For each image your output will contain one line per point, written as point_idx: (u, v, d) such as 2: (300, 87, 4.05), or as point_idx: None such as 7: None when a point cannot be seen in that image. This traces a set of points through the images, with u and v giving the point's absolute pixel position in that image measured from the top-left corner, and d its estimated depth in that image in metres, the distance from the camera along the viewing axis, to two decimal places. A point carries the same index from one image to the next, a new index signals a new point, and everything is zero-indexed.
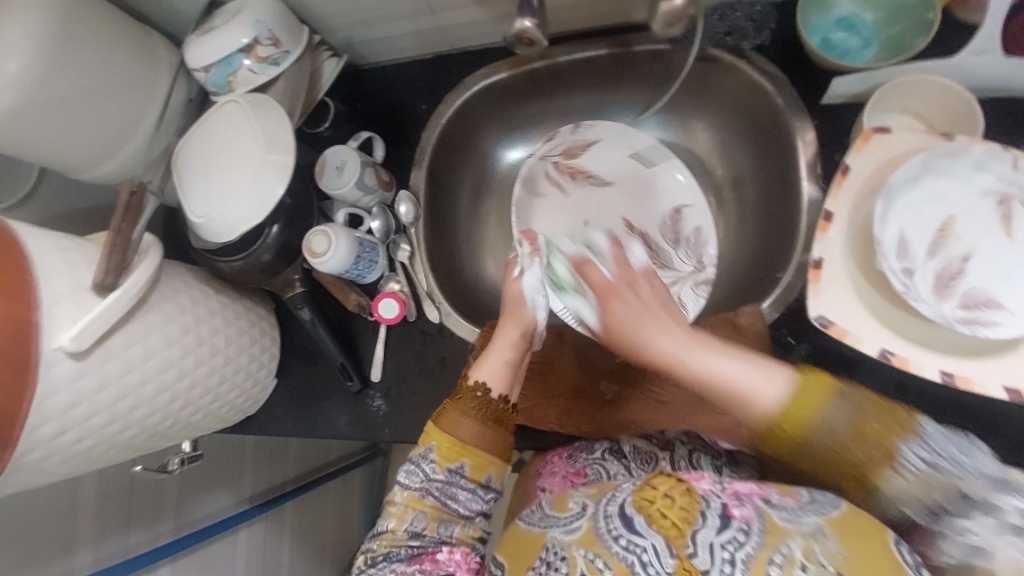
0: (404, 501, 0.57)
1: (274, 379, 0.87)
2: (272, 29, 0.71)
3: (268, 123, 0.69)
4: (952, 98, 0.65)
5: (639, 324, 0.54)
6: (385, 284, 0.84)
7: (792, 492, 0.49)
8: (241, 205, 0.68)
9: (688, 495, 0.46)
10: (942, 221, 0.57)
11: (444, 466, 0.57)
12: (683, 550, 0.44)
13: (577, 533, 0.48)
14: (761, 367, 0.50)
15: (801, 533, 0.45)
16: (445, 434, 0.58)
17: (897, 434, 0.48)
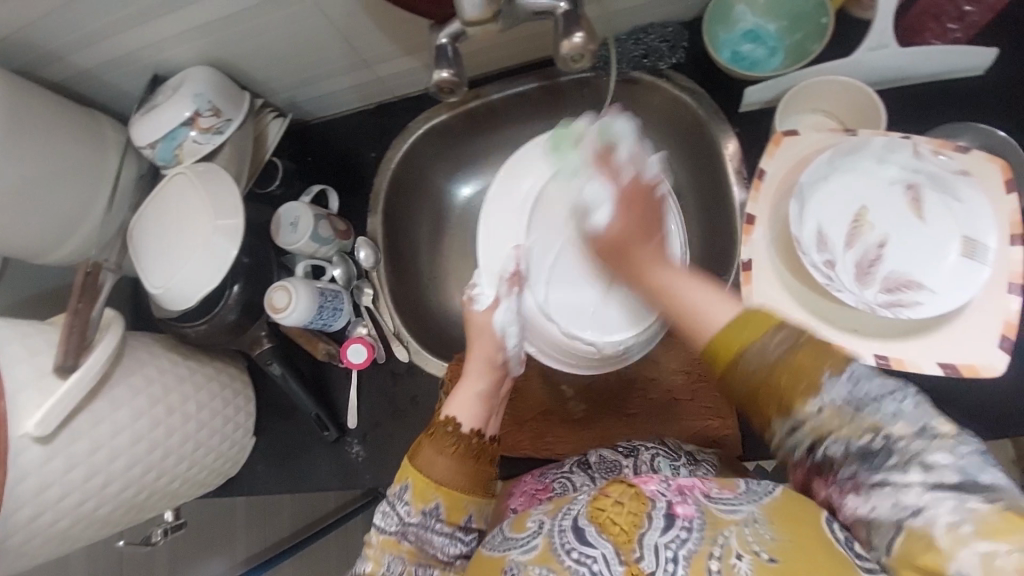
0: (379, 543, 0.58)
1: (251, 437, 0.87)
2: (210, 100, 0.74)
3: (217, 191, 0.72)
4: (862, 96, 0.69)
5: (677, 283, 0.56)
6: (352, 330, 0.86)
7: (730, 483, 0.50)
8: (197, 269, 0.70)
9: (636, 500, 0.45)
10: (855, 212, 0.61)
11: (420, 507, 0.58)
12: (631, 554, 0.44)
13: (535, 552, 0.49)
14: (720, 299, 0.52)
15: (737, 522, 0.45)
16: (420, 474, 0.58)
17: (824, 369, 0.45)
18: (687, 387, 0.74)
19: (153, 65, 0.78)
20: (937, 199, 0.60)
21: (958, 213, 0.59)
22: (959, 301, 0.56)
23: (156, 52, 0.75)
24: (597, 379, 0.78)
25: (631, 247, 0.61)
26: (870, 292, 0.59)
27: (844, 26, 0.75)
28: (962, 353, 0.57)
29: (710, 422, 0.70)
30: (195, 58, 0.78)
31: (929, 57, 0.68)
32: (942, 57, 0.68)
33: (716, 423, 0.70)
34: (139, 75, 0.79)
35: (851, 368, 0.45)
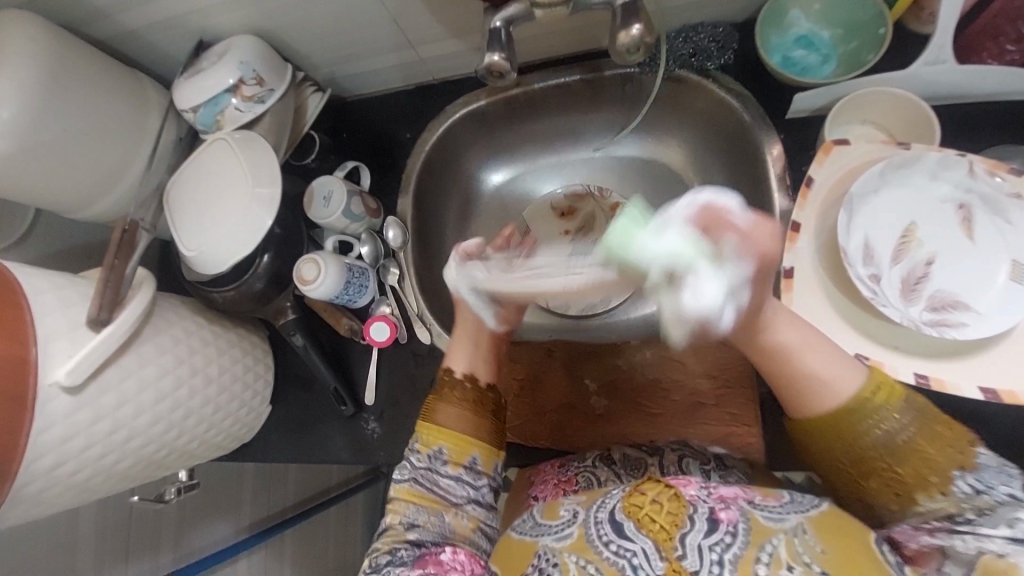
0: (396, 495, 0.60)
1: (268, 406, 0.88)
2: (255, 70, 0.74)
3: (256, 159, 0.72)
4: (915, 110, 0.68)
5: (804, 352, 0.53)
6: (375, 308, 0.86)
7: (774, 493, 0.50)
8: (230, 233, 0.71)
9: (675, 500, 0.47)
10: (904, 228, 0.60)
11: (428, 451, 0.62)
12: (672, 553, 0.45)
13: (570, 540, 0.50)
14: (840, 361, 0.53)
15: (785, 531, 0.46)
16: (427, 420, 0.64)
17: (951, 459, 0.50)
18: (712, 391, 0.73)
19: (199, 29, 0.78)
20: (990, 220, 0.59)
21: (1012, 235, 0.57)
22: (1006, 327, 0.55)
23: (204, 17, 0.75)
24: (622, 375, 0.78)
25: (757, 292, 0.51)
26: (915, 310, 0.58)
27: (900, 38, 0.73)
28: (1004, 380, 0.56)
29: (732, 429, 0.70)
30: (241, 26, 0.78)
31: (987, 77, 0.67)
32: (1002, 77, 0.67)
33: (739, 431, 0.69)
34: (185, 39, 0.80)
35: (980, 454, 0.50)
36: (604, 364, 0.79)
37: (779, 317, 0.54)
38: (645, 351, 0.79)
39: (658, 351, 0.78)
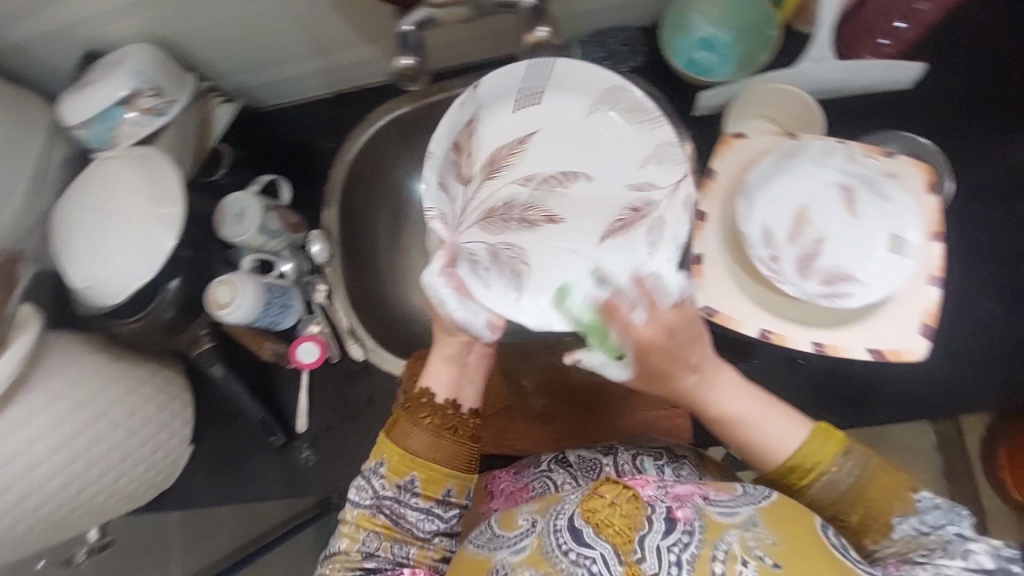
0: (354, 518, 0.56)
1: (189, 445, 0.81)
2: (153, 80, 0.68)
3: (156, 178, 0.66)
4: (800, 104, 0.73)
5: (722, 386, 0.52)
6: (303, 329, 0.82)
7: (727, 487, 0.51)
8: (131, 261, 0.65)
9: (632, 502, 0.45)
10: (798, 209, 0.64)
11: (394, 480, 0.55)
12: (630, 556, 0.44)
13: (526, 552, 0.48)
14: (778, 415, 0.52)
15: (738, 525, 0.47)
16: (395, 447, 0.55)
17: (895, 503, 0.50)
18: None
19: (86, 39, 0.71)
20: (872, 201, 0.63)
21: (889, 211, 0.62)
22: (885, 294, 0.60)
23: (91, 26, 0.70)
24: (558, 372, 0.78)
25: (685, 352, 0.49)
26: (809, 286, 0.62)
27: (789, 38, 0.79)
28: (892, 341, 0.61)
29: (666, 414, 0.71)
30: (135, 33, 0.72)
31: (864, 71, 0.73)
32: (875, 72, 0.74)
33: (672, 415, 0.71)
34: (70, 48, 0.72)
35: (921, 497, 0.50)
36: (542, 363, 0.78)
37: (717, 391, 0.52)
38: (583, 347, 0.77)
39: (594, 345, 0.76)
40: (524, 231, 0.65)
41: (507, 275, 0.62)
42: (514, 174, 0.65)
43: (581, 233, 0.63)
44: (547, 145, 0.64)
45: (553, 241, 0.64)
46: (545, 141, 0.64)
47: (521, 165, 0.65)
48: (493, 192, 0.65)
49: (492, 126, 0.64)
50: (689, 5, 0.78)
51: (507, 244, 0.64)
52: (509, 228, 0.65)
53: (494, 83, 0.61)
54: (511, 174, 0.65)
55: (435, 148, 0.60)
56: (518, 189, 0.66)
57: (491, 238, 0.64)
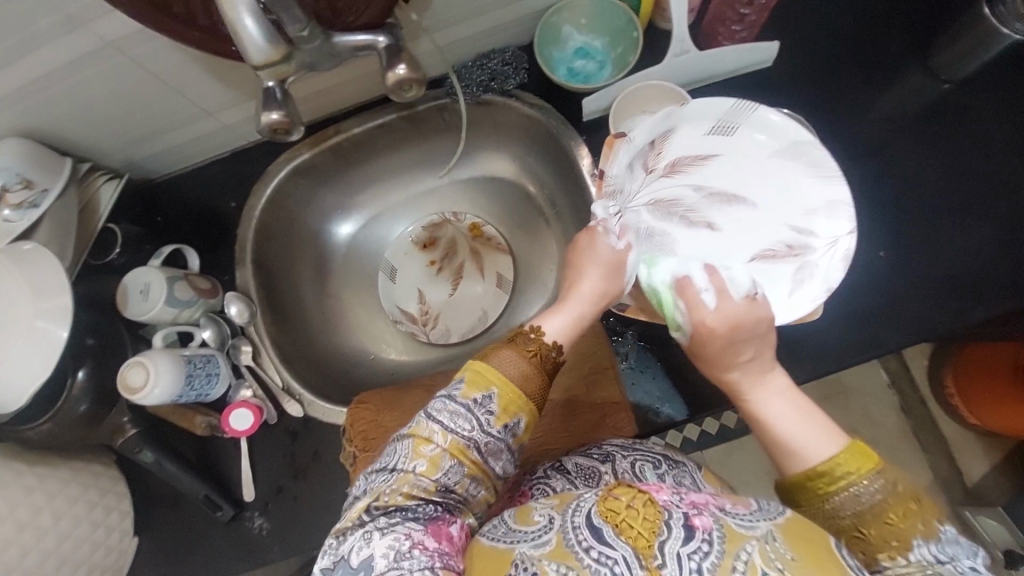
0: (445, 444, 0.49)
1: (133, 537, 0.77)
2: (19, 173, 0.66)
3: (37, 273, 0.64)
4: (670, 91, 0.78)
5: (770, 398, 0.51)
6: (235, 394, 0.80)
7: (743, 500, 0.48)
8: (18, 363, 0.61)
9: (649, 506, 0.46)
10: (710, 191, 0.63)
11: (503, 421, 0.51)
12: (651, 562, 0.43)
13: (548, 547, 0.46)
14: (812, 428, 0.48)
15: (757, 538, 0.44)
16: (510, 386, 0.51)
17: (916, 527, 0.44)
18: (585, 381, 0.76)
19: None
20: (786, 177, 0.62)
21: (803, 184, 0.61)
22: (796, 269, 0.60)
23: None
24: None
25: (734, 349, 0.51)
26: (789, 300, 0.59)
27: (653, 35, 0.84)
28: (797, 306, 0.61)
29: (605, 412, 0.73)
30: None
31: (722, 56, 0.79)
32: (733, 54, 0.79)
33: (611, 412, 0.73)
34: None
35: (945, 531, 0.44)
36: None
37: (762, 388, 0.52)
38: None
39: None
40: (684, 229, 0.64)
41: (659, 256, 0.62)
42: (689, 181, 0.65)
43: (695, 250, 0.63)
44: (729, 165, 0.64)
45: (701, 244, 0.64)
46: (727, 165, 0.64)
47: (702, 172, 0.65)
48: (668, 187, 0.66)
49: (687, 135, 0.64)
50: (558, 19, 0.83)
51: (664, 232, 0.64)
52: (672, 222, 0.65)
53: (705, 107, 0.63)
54: (687, 179, 0.65)
55: (636, 135, 0.64)
56: (687, 193, 0.66)
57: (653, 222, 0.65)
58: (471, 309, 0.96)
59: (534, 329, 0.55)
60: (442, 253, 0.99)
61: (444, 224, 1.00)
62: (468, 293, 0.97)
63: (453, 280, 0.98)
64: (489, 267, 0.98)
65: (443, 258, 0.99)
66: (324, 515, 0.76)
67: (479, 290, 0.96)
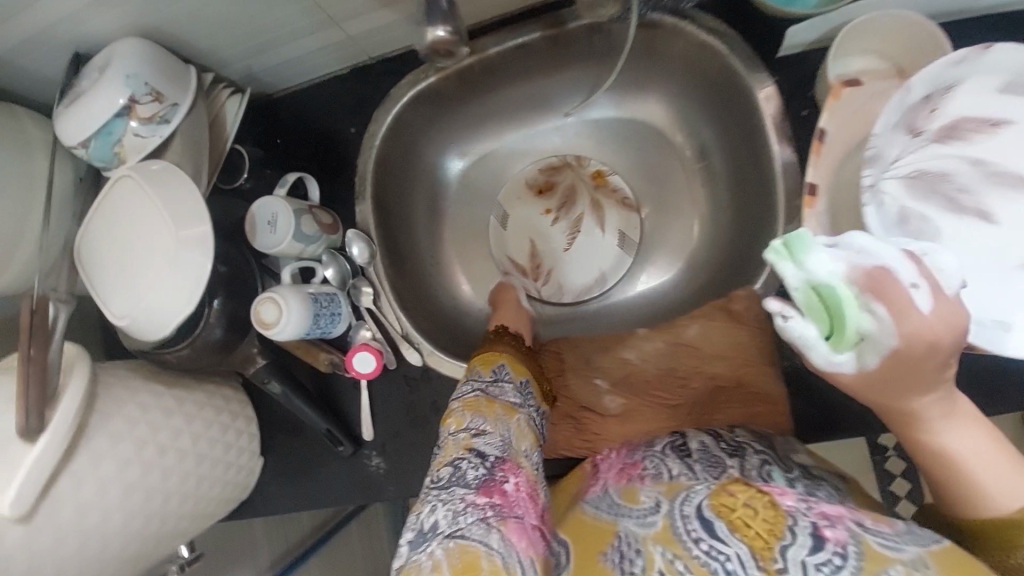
0: (462, 407, 0.59)
1: (260, 458, 0.79)
2: (148, 82, 0.60)
3: (173, 198, 0.60)
4: (918, 30, 0.60)
5: (954, 433, 0.42)
6: (355, 335, 0.78)
7: (887, 519, 0.44)
8: (162, 294, 0.59)
9: (771, 508, 0.42)
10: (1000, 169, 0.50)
11: (489, 369, 0.64)
12: (771, 563, 0.39)
13: (654, 529, 0.46)
14: (1004, 471, 0.41)
15: (904, 562, 0.39)
16: (493, 352, 0.68)
17: None
18: (733, 372, 0.70)
19: (68, 42, 0.62)
20: None
21: None
22: None
23: (68, 27, 0.60)
24: (633, 368, 0.74)
25: (913, 384, 0.40)
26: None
27: None
28: None
29: (757, 410, 0.65)
30: (122, 29, 0.62)
31: None
32: None
33: (764, 410, 0.65)
34: (57, 57, 0.64)
35: None
36: (614, 359, 0.75)
37: (944, 423, 0.42)
38: (658, 339, 0.74)
39: (670, 338, 0.74)
40: (951, 216, 0.51)
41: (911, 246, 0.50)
42: (964, 152, 0.51)
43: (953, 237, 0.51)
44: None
45: (964, 234, 0.51)
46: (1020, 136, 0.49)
47: (984, 140, 0.50)
48: (935, 156, 0.51)
49: (972, 92, 0.49)
50: None
51: (924, 215, 0.51)
52: (936, 204, 0.52)
53: (1011, 55, 0.47)
54: (964, 150, 0.51)
55: (916, 86, 0.48)
56: (959, 164, 0.51)
57: (911, 203, 0.51)
58: (588, 266, 0.86)
59: (500, 326, 0.74)
60: (560, 200, 0.87)
61: (563, 167, 0.88)
62: (586, 249, 0.86)
63: (572, 231, 0.86)
64: (612, 223, 0.86)
65: (560, 206, 0.87)
66: None
67: (599, 247, 0.86)
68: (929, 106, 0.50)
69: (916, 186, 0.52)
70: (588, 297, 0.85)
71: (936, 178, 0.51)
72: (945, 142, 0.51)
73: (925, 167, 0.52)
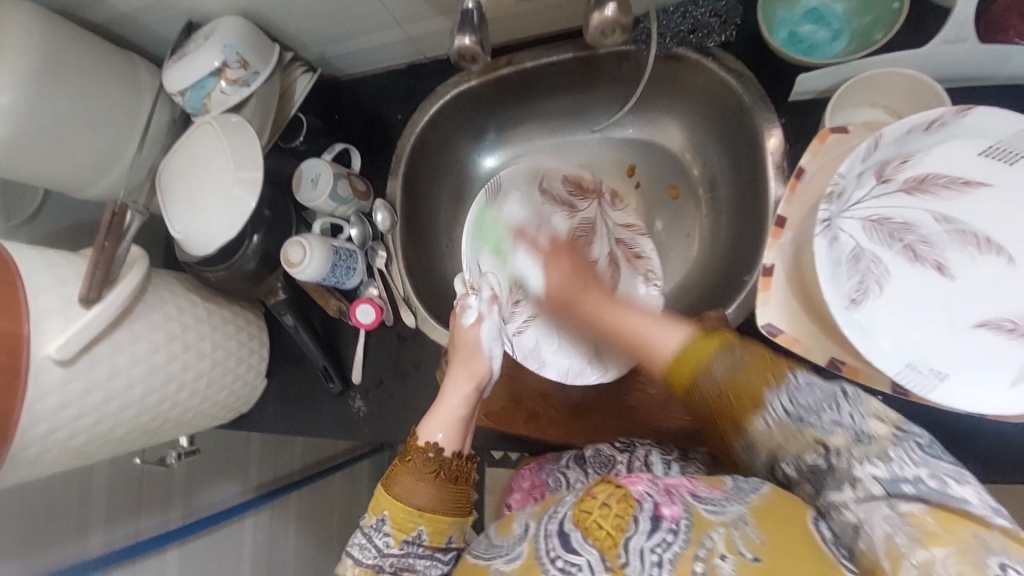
0: (355, 573, 0.57)
1: (264, 379, 0.91)
2: (239, 52, 0.73)
3: (238, 144, 0.73)
4: (919, 86, 0.63)
5: (632, 318, 0.60)
6: (363, 290, 0.88)
7: (719, 483, 0.48)
8: (216, 220, 0.72)
9: (623, 502, 0.45)
10: (968, 229, 0.51)
11: (400, 539, 0.56)
12: (615, 561, 0.44)
13: (519, 561, 0.48)
14: (663, 324, 0.57)
15: (725, 524, 0.44)
16: (399, 504, 0.56)
17: (763, 386, 0.49)
18: None
19: (187, 11, 0.77)
20: None
21: None
22: None
23: None
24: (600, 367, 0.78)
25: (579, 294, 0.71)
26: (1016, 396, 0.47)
27: (919, 14, 0.67)
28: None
29: None
30: (229, 6, 0.77)
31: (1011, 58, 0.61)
32: None
33: None
34: (175, 19, 0.79)
35: (795, 377, 0.48)
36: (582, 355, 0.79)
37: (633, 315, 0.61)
38: None
39: None
40: (906, 264, 0.52)
41: (855, 287, 0.52)
42: (932, 206, 0.52)
43: (903, 290, 0.52)
44: (996, 202, 0.50)
45: (919, 287, 0.52)
46: (989, 200, 0.50)
47: (957, 200, 0.51)
48: (900, 206, 0.53)
49: (944, 151, 0.51)
50: None
51: (875, 256, 0.53)
52: (891, 249, 0.53)
53: (987, 121, 0.48)
54: (930, 203, 0.52)
55: (884, 137, 0.49)
56: (928, 219, 0.52)
57: (871, 246, 0.53)
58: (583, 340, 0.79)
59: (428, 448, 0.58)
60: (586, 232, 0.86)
61: (591, 191, 0.86)
62: None
63: None
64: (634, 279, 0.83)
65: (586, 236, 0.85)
66: (413, 418, 0.85)
67: None
68: (898, 157, 0.51)
69: (879, 232, 0.53)
70: (578, 381, 0.77)
71: (901, 232, 0.53)
72: (912, 195, 0.52)
73: (891, 218, 0.53)
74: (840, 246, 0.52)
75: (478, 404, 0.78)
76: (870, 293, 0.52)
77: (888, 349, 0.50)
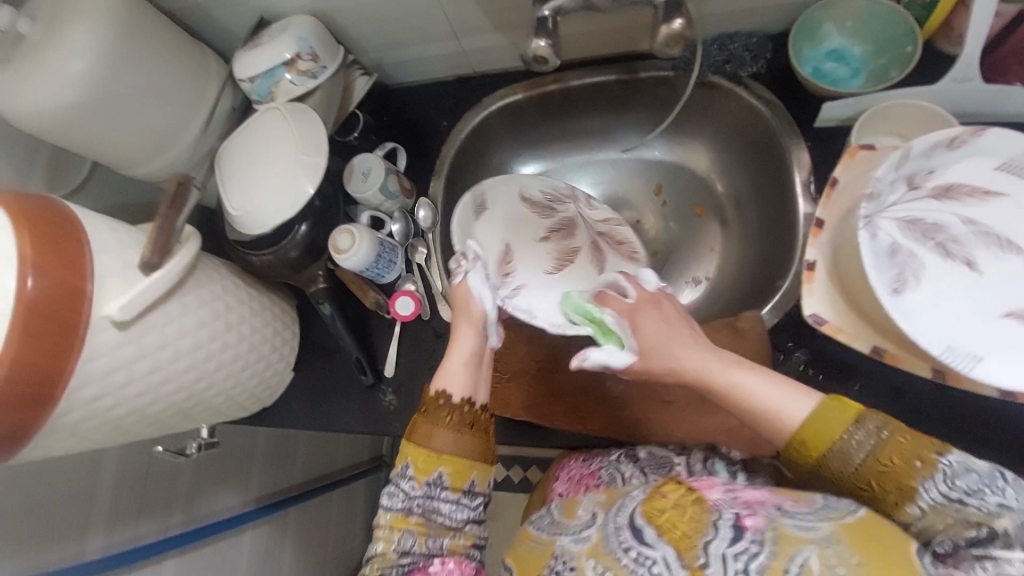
0: (386, 524, 0.57)
1: (291, 372, 0.90)
2: (311, 46, 0.78)
3: (303, 129, 0.76)
4: (932, 116, 0.71)
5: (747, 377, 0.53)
6: (401, 284, 0.88)
7: (805, 498, 0.48)
8: (274, 200, 0.74)
9: (695, 503, 0.47)
10: (991, 232, 0.57)
11: (424, 479, 0.57)
12: (694, 560, 0.44)
13: (586, 543, 0.49)
14: (790, 391, 0.51)
15: (814, 540, 0.44)
16: (420, 448, 0.58)
17: (916, 468, 0.46)
18: None
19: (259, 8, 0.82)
20: None
21: None
22: None
23: None
24: None
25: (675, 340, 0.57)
26: None
27: (928, 58, 0.76)
28: None
29: None
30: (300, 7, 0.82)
31: (1011, 98, 0.70)
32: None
33: None
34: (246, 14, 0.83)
35: (946, 460, 0.46)
36: None
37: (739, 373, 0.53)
38: None
39: None
40: (939, 259, 0.58)
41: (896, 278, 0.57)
42: (959, 210, 0.58)
43: (937, 282, 0.57)
44: (1015, 207, 0.56)
45: (952, 280, 0.57)
46: (1009, 206, 0.57)
47: (981, 206, 0.57)
48: (929, 209, 0.59)
49: (967, 165, 0.57)
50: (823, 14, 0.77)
51: (911, 252, 0.58)
52: (924, 246, 0.58)
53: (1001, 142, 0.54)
54: (957, 208, 0.58)
55: (915, 149, 0.55)
56: (956, 220, 0.58)
57: (907, 243, 0.58)
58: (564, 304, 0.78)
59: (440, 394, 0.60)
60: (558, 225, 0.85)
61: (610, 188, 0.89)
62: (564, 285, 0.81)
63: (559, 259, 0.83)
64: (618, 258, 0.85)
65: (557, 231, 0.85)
66: None
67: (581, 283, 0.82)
68: (930, 164, 0.57)
69: (914, 232, 0.58)
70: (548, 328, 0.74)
71: (932, 232, 0.58)
72: (939, 201, 0.58)
73: (921, 219, 0.59)
74: (880, 241, 0.58)
75: (519, 398, 0.79)
76: (909, 283, 0.57)
77: (928, 333, 0.55)
